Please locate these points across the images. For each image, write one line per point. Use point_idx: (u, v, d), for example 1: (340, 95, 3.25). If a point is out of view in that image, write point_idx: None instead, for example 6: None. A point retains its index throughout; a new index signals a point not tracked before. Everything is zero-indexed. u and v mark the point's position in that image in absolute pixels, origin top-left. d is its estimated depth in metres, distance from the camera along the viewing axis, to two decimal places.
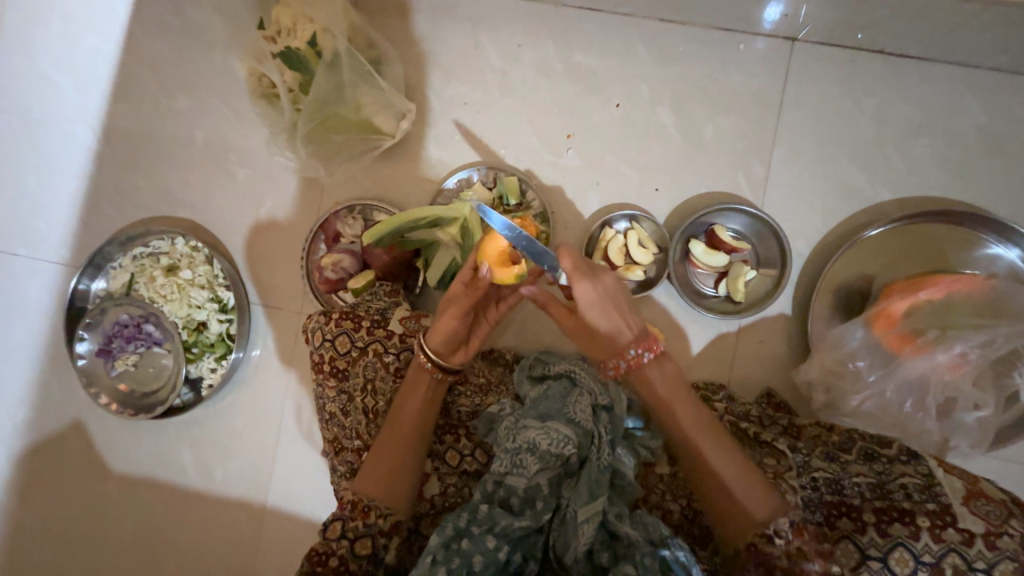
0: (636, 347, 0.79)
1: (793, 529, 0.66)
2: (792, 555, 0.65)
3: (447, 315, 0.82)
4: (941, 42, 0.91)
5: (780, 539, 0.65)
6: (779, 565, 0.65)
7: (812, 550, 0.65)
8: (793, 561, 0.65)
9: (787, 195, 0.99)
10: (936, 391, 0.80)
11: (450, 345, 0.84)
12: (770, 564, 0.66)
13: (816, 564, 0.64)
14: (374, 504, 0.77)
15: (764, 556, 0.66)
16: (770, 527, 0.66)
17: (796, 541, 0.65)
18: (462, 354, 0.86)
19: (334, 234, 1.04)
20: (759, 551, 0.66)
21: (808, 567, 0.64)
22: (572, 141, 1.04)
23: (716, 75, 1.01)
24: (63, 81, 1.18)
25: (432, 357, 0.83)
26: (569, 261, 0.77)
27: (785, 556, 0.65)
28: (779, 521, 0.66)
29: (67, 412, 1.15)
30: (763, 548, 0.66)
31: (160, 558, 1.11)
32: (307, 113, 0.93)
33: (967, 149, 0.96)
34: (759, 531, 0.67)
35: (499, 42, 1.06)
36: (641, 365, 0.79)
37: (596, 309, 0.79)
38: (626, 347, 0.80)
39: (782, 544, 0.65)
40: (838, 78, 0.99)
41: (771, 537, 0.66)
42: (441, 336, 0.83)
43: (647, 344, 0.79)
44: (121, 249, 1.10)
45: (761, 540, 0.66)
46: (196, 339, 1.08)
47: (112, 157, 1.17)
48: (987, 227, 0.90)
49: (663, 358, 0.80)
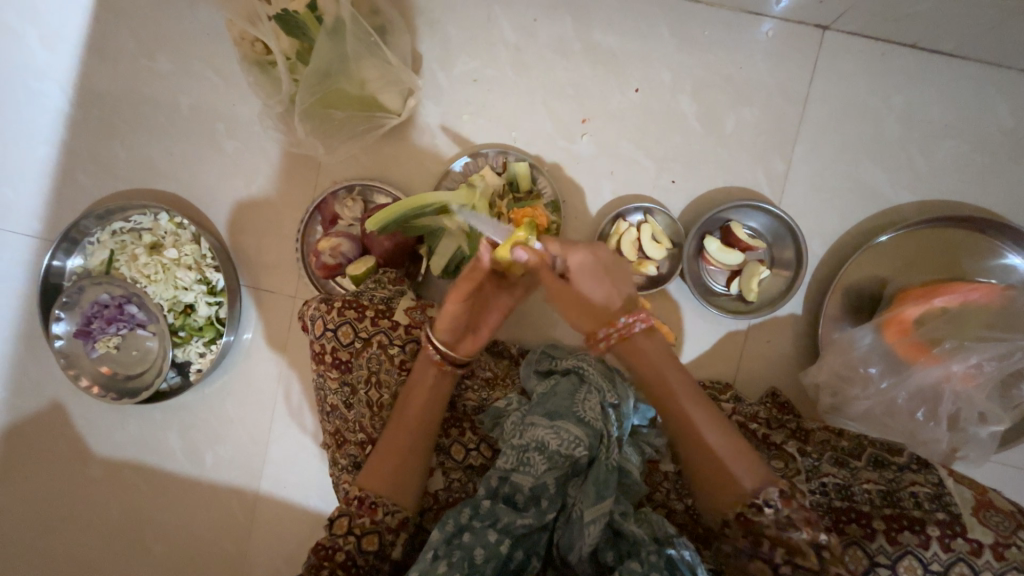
0: (627, 318, 0.76)
1: (781, 498, 0.65)
2: (781, 524, 0.64)
3: (449, 304, 0.80)
4: (977, 39, 0.88)
5: (769, 508, 0.65)
6: (768, 536, 0.65)
7: (800, 518, 0.64)
8: (781, 529, 0.64)
9: (805, 193, 0.97)
10: (947, 402, 0.81)
11: (455, 333, 0.82)
12: (760, 533, 0.65)
13: (804, 534, 0.63)
14: (382, 502, 0.74)
15: (753, 527, 0.66)
16: (760, 497, 0.65)
17: (785, 511, 0.64)
18: (470, 342, 0.83)
19: (331, 216, 0.98)
20: (747, 522, 0.66)
21: (797, 536, 0.63)
22: (587, 127, 0.98)
23: (742, 62, 0.96)
24: (28, 33, 1.07)
25: (440, 348, 0.80)
26: (554, 243, 0.78)
27: (774, 525, 0.64)
28: (769, 492, 0.66)
29: (45, 393, 1.10)
30: (752, 518, 0.65)
31: (149, 542, 1.09)
32: (307, 86, 0.86)
33: (990, 153, 0.94)
34: (750, 501, 0.66)
35: (514, 15, 0.98)
36: (633, 334, 0.76)
37: (583, 280, 0.78)
38: (617, 317, 0.77)
39: (772, 513, 0.65)
40: (866, 73, 0.95)
41: (760, 507, 0.65)
42: (445, 325, 0.81)
43: (637, 314, 0.76)
44: (98, 223, 1.02)
45: (750, 510, 0.65)
46: (184, 323, 1.02)
47: (86, 121, 1.08)
48: (1004, 235, 0.90)
49: (651, 329, 0.77)
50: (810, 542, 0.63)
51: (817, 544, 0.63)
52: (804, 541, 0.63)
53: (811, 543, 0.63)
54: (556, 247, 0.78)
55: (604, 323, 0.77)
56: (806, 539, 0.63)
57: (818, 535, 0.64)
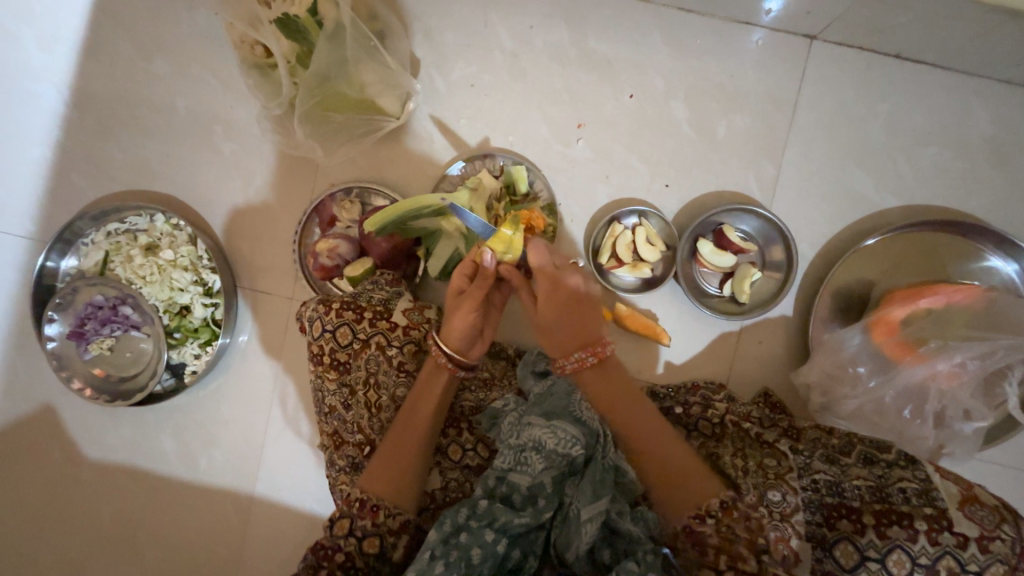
0: (580, 351, 0.80)
1: (723, 509, 0.68)
2: (721, 533, 0.66)
3: (460, 313, 0.81)
4: (958, 51, 0.91)
5: (710, 518, 0.67)
6: (712, 544, 0.66)
7: (742, 527, 0.66)
8: (724, 539, 0.66)
9: (795, 197, 0.99)
10: (933, 401, 0.83)
11: (466, 339, 0.82)
12: (704, 545, 0.67)
13: (747, 542, 0.65)
14: (383, 505, 0.74)
15: (698, 538, 0.67)
16: (703, 507, 0.68)
17: (725, 520, 0.67)
18: (481, 346, 0.84)
19: (329, 218, 0.99)
20: (692, 533, 0.68)
21: (737, 544, 0.65)
22: (583, 131, 1.00)
23: (733, 70, 0.99)
24: (24, 35, 1.07)
25: (452, 355, 0.81)
26: (538, 258, 0.80)
27: (717, 533, 0.67)
28: (711, 503, 0.68)
29: (36, 395, 1.08)
30: (697, 529, 0.68)
31: (141, 547, 1.07)
32: (306, 90, 0.87)
33: (972, 159, 0.98)
34: (694, 511, 0.68)
35: (511, 22, 1.00)
36: (584, 367, 0.80)
37: (553, 307, 0.80)
38: (570, 350, 0.80)
39: (713, 523, 0.67)
40: (853, 82, 0.98)
41: (703, 518, 0.68)
42: (457, 333, 0.81)
43: (591, 348, 0.80)
44: (93, 224, 1.02)
45: (694, 521, 0.68)
46: (179, 324, 1.01)
47: (82, 123, 1.08)
48: (986, 238, 0.93)
49: (607, 360, 0.81)
50: (751, 547, 0.65)
51: (760, 551, 0.65)
52: (744, 547, 0.65)
53: (751, 548, 0.65)
54: (540, 266, 0.79)
55: (561, 353, 0.81)
56: (745, 543, 0.65)
57: (758, 540, 0.65)
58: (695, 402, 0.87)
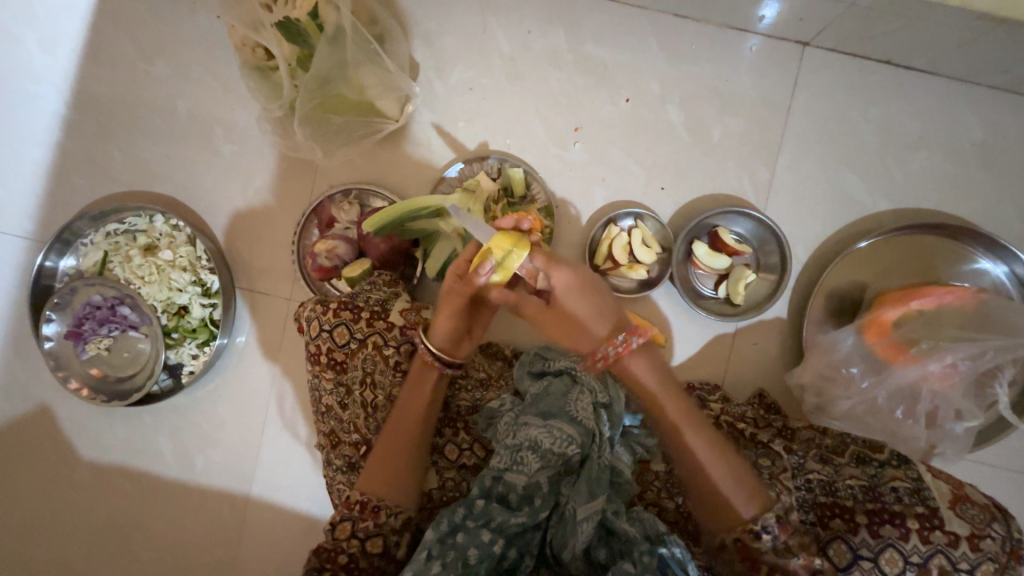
0: (608, 344, 0.79)
1: (779, 525, 0.68)
2: (779, 551, 0.67)
3: (444, 313, 0.81)
4: (947, 58, 0.92)
5: (768, 535, 0.68)
6: (765, 560, 0.68)
7: (796, 544, 0.68)
8: (780, 554, 0.67)
9: (789, 201, 1.00)
10: (925, 401, 0.84)
11: (451, 338, 0.82)
12: (757, 558, 0.68)
13: (801, 558, 0.67)
14: (384, 505, 0.74)
15: (751, 552, 0.69)
16: (759, 523, 0.68)
17: (781, 537, 0.68)
18: (468, 344, 0.85)
19: (328, 219, 1.00)
20: (744, 547, 0.69)
21: (793, 560, 0.67)
22: (579, 134, 1.02)
23: (728, 75, 1.00)
24: (27, 37, 1.08)
25: (437, 353, 0.81)
26: (538, 258, 0.78)
27: (772, 548, 0.68)
28: (767, 518, 0.68)
29: (32, 396, 1.08)
30: (751, 544, 0.68)
31: (137, 548, 1.07)
32: (306, 91, 0.88)
33: (962, 163, 0.99)
34: (749, 527, 0.68)
35: (509, 27, 1.02)
36: (630, 349, 0.78)
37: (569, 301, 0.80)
38: (598, 346, 0.80)
39: (770, 539, 0.68)
40: (845, 87, 1.00)
41: (759, 533, 0.68)
42: (441, 332, 0.81)
43: (630, 330, 0.79)
44: (92, 224, 1.02)
45: (749, 536, 0.68)
46: (177, 324, 1.01)
47: (83, 124, 1.08)
48: (975, 241, 0.94)
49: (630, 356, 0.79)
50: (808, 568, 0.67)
51: (811, 567, 0.67)
52: (800, 566, 0.67)
53: (808, 568, 0.67)
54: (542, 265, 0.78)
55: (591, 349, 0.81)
56: (802, 564, 0.67)
57: (814, 560, 0.67)
58: None
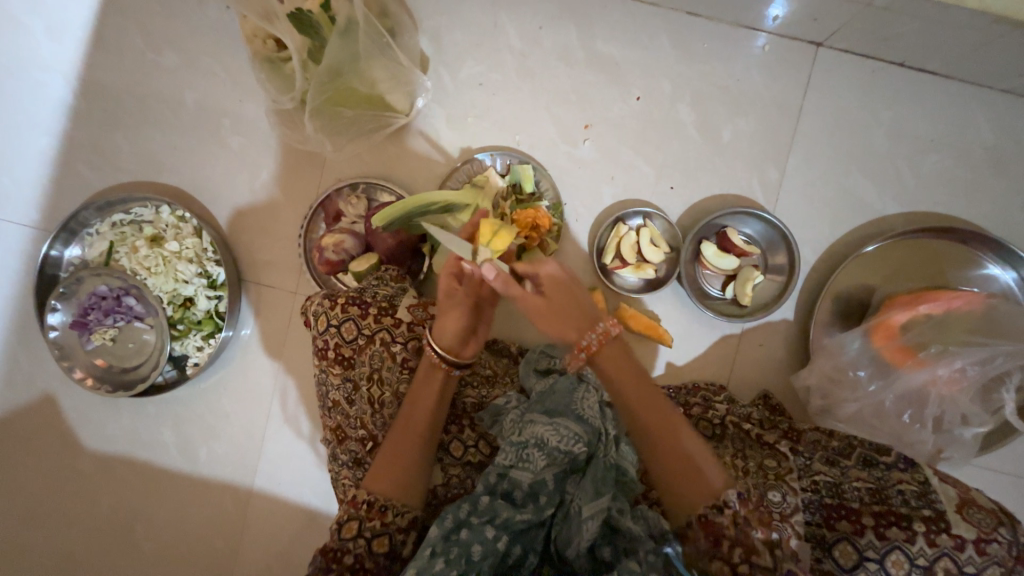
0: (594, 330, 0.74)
1: (740, 499, 0.65)
2: (741, 525, 0.64)
3: (451, 313, 0.81)
4: (962, 61, 0.92)
5: (728, 509, 0.64)
6: (728, 535, 0.64)
7: (756, 518, 0.65)
8: (741, 530, 0.64)
9: (799, 203, 1.00)
10: (932, 405, 0.84)
11: (460, 338, 0.82)
12: (720, 535, 0.65)
13: (759, 532, 0.64)
14: (392, 504, 0.74)
15: (714, 528, 0.65)
16: (720, 499, 0.65)
17: (742, 510, 0.65)
18: (474, 344, 0.84)
19: (335, 213, 0.99)
20: (708, 523, 0.65)
21: (752, 537, 0.64)
22: (589, 132, 1.01)
23: (739, 75, 1.00)
24: (35, 26, 1.07)
25: (446, 356, 0.80)
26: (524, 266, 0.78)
27: (734, 524, 0.64)
28: (728, 495, 0.65)
29: (36, 385, 1.08)
30: (714, 519, 0.65)
31: (138, 538, 1.07)
32: (319, 83, 0.87)
33: (974, 168, 0.99)
34: (712, 502, 0.65)
35: (520, 23, 1.01)
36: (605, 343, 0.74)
37: (562, 291, 0.76)
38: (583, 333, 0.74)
39: (730, 512, 0.64)
40: (857, 90, 0.99)
41: (721, 507, 0.65)
42: (448, 333, 0.81)
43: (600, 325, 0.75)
44: (99, 214, 1.02)
45: (712, 511, 0.65)
46: (183, 316, 1.02)
47: (90, 113, 1.08)
48: (985, 245, 0.94)
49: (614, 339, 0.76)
50: (765, 541, 0.64)
51: (772, 544, 0.64)
52: (760, 540, 0.64)
53: (766, 542, 0.64)
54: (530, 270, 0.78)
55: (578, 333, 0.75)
56: (762, 538, 0.64)
57: (772, 534, 0.64)
58: (696, 403, 0.88)
